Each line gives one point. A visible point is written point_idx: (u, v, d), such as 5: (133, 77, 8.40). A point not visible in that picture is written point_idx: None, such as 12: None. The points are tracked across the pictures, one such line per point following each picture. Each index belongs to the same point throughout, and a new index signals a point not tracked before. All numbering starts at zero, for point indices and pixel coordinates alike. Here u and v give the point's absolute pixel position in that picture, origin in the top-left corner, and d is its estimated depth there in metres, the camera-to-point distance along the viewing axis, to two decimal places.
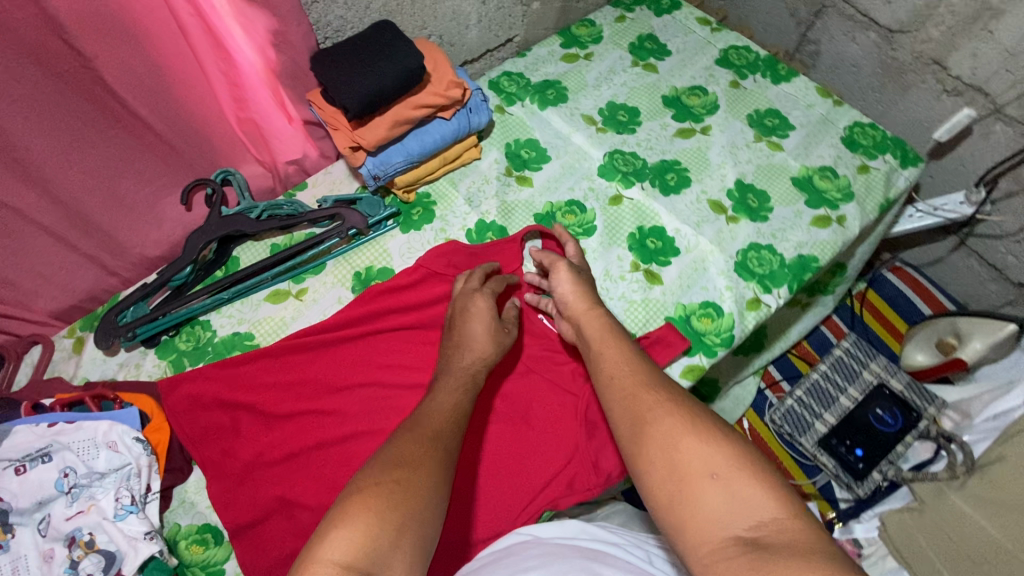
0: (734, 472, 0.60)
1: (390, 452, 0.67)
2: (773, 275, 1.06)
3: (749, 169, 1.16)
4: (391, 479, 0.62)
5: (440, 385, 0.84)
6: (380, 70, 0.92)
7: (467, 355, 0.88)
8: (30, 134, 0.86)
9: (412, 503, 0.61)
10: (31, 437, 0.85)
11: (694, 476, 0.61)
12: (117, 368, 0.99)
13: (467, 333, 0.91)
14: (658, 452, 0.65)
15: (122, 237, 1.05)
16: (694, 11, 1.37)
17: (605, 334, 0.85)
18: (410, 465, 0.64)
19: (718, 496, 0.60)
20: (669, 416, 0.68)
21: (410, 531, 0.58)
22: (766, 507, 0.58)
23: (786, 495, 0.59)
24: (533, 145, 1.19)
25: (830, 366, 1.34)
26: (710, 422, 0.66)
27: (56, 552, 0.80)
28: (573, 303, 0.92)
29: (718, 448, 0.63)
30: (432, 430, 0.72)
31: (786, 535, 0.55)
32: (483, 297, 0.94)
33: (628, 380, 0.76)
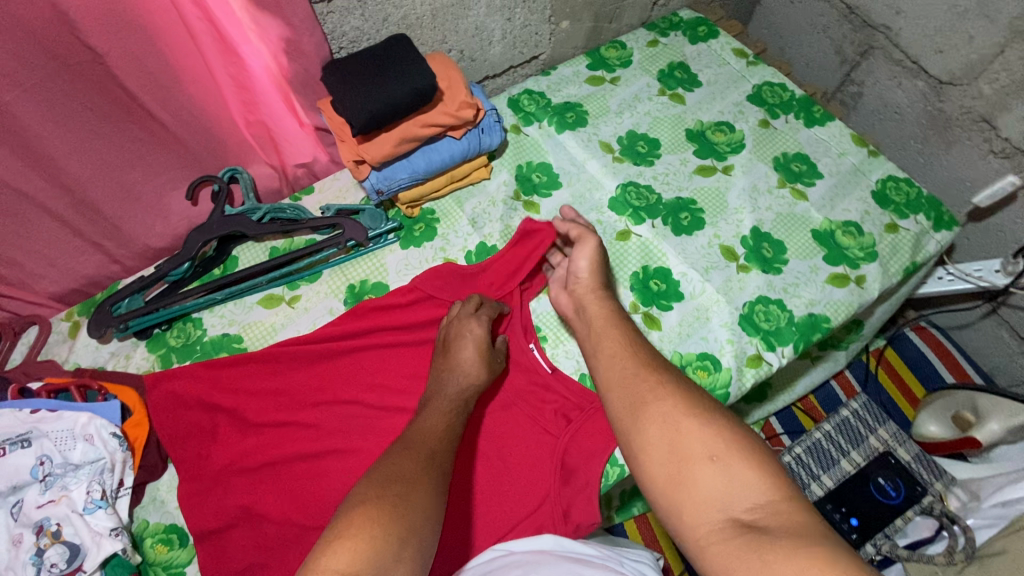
0: (733, 456, 0.65)
1: (389, 468, 0.70)
2: (779, 332, 1.01)
3: (768, 216, 1.11)
4: (393, 494, 0.65)
5: (436, 397, 0.86)
6: (388, 87, 0.91)
7: (456, 379, 0.88)
8: (41, 125, 0.87)
9: (411, 518, 0.63)
10: (13, 421, 0.87)
11: (694, 459, 0.66)
12: (108, 357, 1.01)
13: (459, 355, 0.91)
14: (660, 437, 0.69)
15: (127, 227, 1.06)
16: (732, 42, 1.31)
17: (608, 318, 0.89)
18: (409, 484, 0.68)
19: (717, 477, 0.64)
20: (669, 399, 0.72)
21: (411, 543, 0.61)
22: (762, 488, 0.62)
23: (782, 478, 0.63)
24: (545, 170, 1.16)
25: (836, 426, 1.28)
26: (708, 407, 0.71)
27: (25, 538, 0.81)
28: (583, 289, 0.95)
29: (719, 432, 0.67)
30: (426, 450, 0.75)
31: (780, 515, 0.60)
32: (477, 323, 0.94)
33: (629, 367, 0.79)
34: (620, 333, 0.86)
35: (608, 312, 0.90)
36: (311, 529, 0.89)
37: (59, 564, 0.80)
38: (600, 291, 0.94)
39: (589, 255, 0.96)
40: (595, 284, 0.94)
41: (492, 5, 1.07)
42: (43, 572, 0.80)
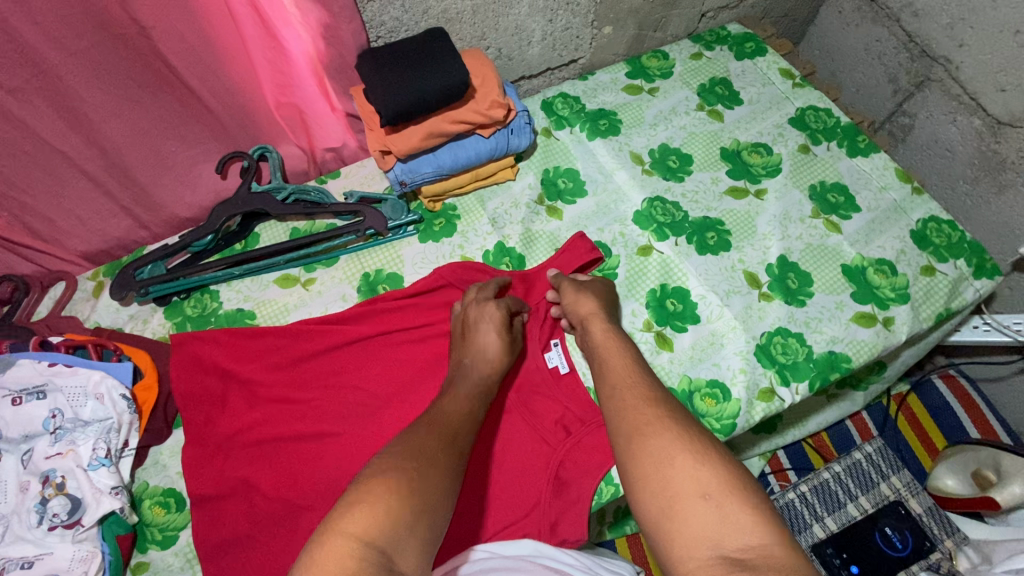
0: (727, 495, 0.62)
1: (409, 443, 0.70)
2: (796, 367, 0.98)
3: (797, 246, 1.07)
4: (413, 466, 0.66)
5: (455, 382, 0.86)
6: (421, 81, 0.90)
7: (479, 364, 0.89)
8: (83, 89, 0.90)
9: (431, 495, 0.64)
10: (31, 372, 0.90)
11: (686, 496, 0.63)
12: (128, 319, 1.04)
13: (482, 342, 0.91)
14: (652, 470, 0.66)
15: (157, 195, 1.09)
16: (779, 61, 1.27)
17: (612, 340, 0.89)
18: (428, 460, 0.68)
19: (709, 516, 0.61)
20: (666, 431, 0.69)
21: (426, 519, 0.62)
22: (755, 531, 0.59)
23: (780, 525, 0.60)
24: (572, 176, 1.14)
25: (846, 469, 1.23)
26: (707, 443, 0.67)
27: (31, 485, 0.85)
28: (582, 312, 0.93)
29: (713, 470, 0.64)
30: (450, 429, 0.75)
31: (775, 560, 0.56)
32: (495, 305, 0.94)
33: (631, 395, 0.77)
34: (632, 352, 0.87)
35: (614, 338, 0.89)
36: (302, 509, 0.89)
37: (61, 515, 0.83)
38: (602, 315, 0.92)
39: (594, 295, 0.96)
40: (595, 308, 0.93)
41: (534, 6, 1.05)
42: (46, 520, 0.83)
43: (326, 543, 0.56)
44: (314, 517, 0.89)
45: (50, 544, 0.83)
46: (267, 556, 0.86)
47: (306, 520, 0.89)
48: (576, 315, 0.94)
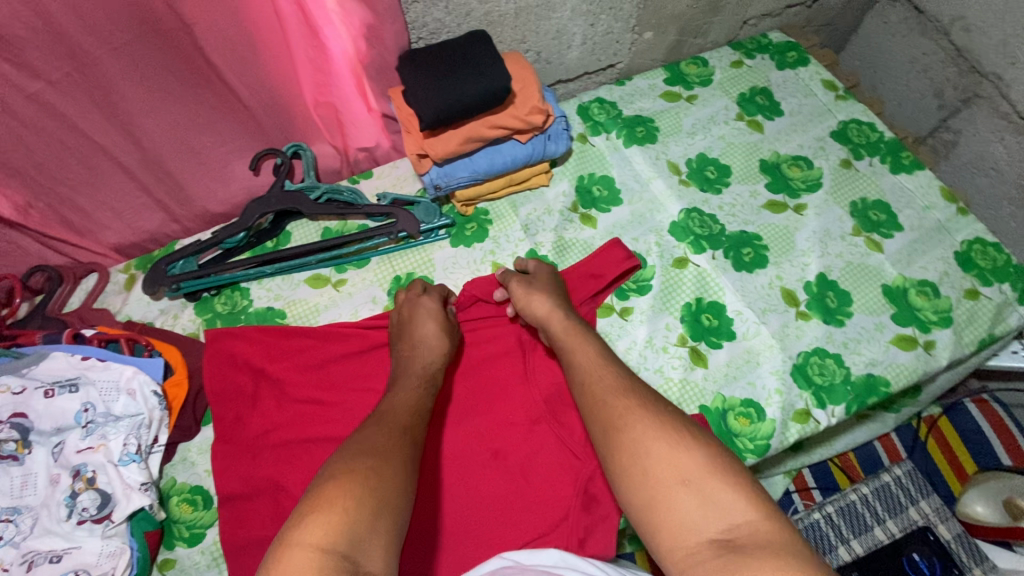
0: (704, 477, 0.65)
1: (359, 444, 0.70)
2: (832, 388, 0.96)
3: (837, 264, 1.05)
4: (362, 465, 0.66)
5: (398, 379, 0.85)
6: (462, 86, 0.89)
7: (420, 357, 0.88)
8: (124, 83, 0.90)
9: (386, 490, 0.65)
10: (64, 365, 0.90)
11: (665, 483, 0.65)
12: (158, 313, 1.04)
13: (420, 330, 0.91)
14: (629, 462, 0.69)
15: (190, 190, 1.09)
16: (821, 72, 1.24)
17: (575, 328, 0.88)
18: (380, 457, 0.68)
19: (691, 500, 0.64)
20: (638, 420, 0.71)
21: (384, 515, 0.63)
22: (738, 510, 0.62)
23: (758, 497, 0.63)
24: (607, 184, 1.12)
25: (873, 491, 1.21)
26: (680, 426, 0.70)
27: (62, 478, 0.85)
28: (539, 313, 0.91)
29: (688, 453, 0.67)
30: (399, 424, 0.75)
31: (758, 537, 0.60)
32: (430, 299, 0.94)
33: (605, 388, 0.78)
34: (591, 344, 0.86)
35: (572, 327, 0.89)
36: None
37: (90, 510, 0.84)
38: (556, 305, 0.91)
39: (549, 289, 0.94)
40: (544, 296, 0.92)
41: (577, 10, 1.03)
42: (75, 514, 0.84)
43: (289, 556, 0.57)
44: None
45: (78, 538, 0.83)
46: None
47: None
48: (532, 314, 0.92)
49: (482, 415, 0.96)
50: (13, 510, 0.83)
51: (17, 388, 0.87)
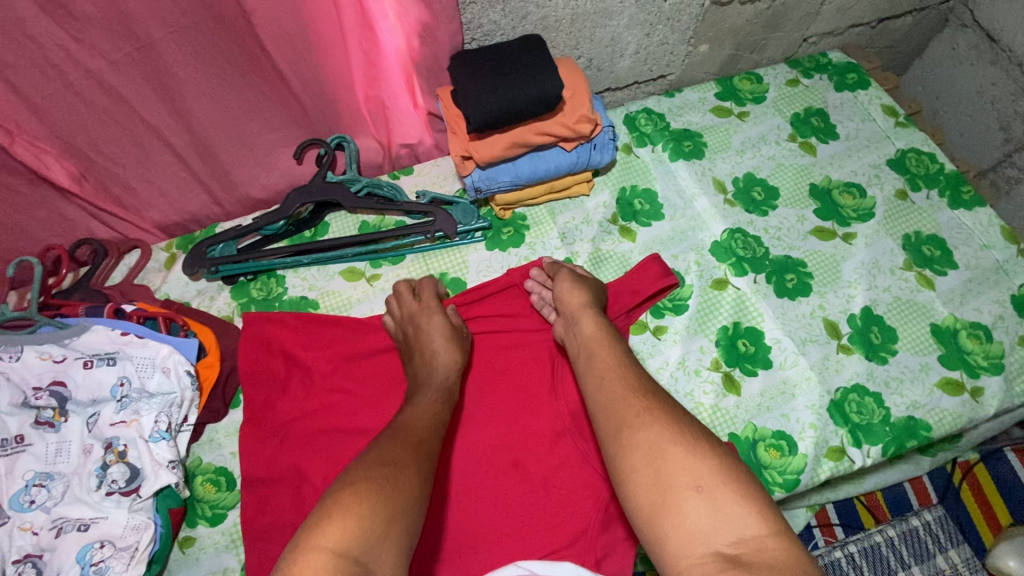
0: (718, 487, 0.63)
1: (377, 452, 0.70)
2: (870, 429, 0.92)
3: (884, 298, 1.01)
4: (381, 474, 0.66)
5: (417, 393, 0.84)
6: (513, 90, 0.88)
7: (436, 373, 0.87)
8: (181, 65, 0.91)
9: (401, 501, 0.64)
10: (104, 339, 0.92)
11: (677, 489, 0.64)
12: (195, 294, 1.06)
13: (437, 346, 0.89)
14: (643, 462, 0.67)
15: (234, 174, 1.11)
16: (882, 96, 1.19)
17: (601, 335, 0.86)
18: (395, 466, 0.68)
19: (702, 510, 0.62)
20: (656, 423, 0.70)
21: (399, 523, 0.62)
22: (749, 523, 0.60)
23: (769, 512, 0.61)
24: (649, 197, 1.09)
25: (900, 535, 1.18)
26: (697, 433, 0.68)
27: (94, 449, 0.88)
28: (572, 306, 0.91)
29: (704, 461, 0.65)
30: (414, 435, 0.75)
31: (766, 554, 0.58)
32: (434, 313, 0.93)
33: (621, 389, 0.76)
34: (619, 349, 0.84)
35: (604, 330, 0.87)
36: None
37: (119, 482, 0.86)
38: (593, 308, 0.90)
39: (589, 290, 0.93)
40: (585, 302, 0.91)
41: (634, 19, 1.01)
42: (104, 485, 0.86)
43: (303, 560, 0.56)
44: None
45: (106, 508, 0.85)
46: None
47: None
48: (564, 307, 0.92)
49: (501, 422, 0.94)
50: (47, 475, 0.87)
51: (59, 357, 0.90)
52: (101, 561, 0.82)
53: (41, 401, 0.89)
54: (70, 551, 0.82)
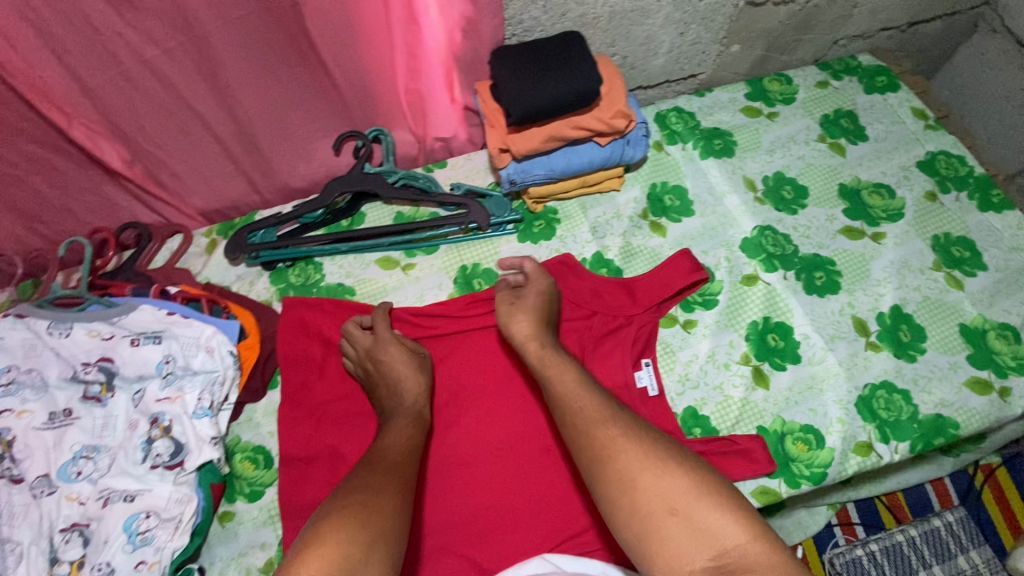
0: (694, 504, 0.64)
1: (350, 482, 0.70)
2: (897, 425, 0.93)
3: (913, 297, 1.02)
4: (353, 503, 0.66)
5: (390, 420, 0.85)
6: (553, 84, 0.90)
7: (406, 398, 0.88)
8: (230, 55, 0.95)
9: (375, 528, 0.64)
10: (151, 318, 0.96)
11: (655, 513, 0.64)
12: (235, 279, 1.09)
13: (403, 373, 0.90)
14: (619, 490, 0.67)
15: (274, 163, 1.14)
16: (912, 100, 1.20)
17: (543, 349, 0.86)
18: (372, 492, 0.68)
19: (683, 531, 0.62)
20: (624, 446, 0.70)
21: (375, 550, 0.62)
22: (728, 534, 0.62)
23: (748, 519, 0.63)
24: (679, 193, 1.11)
25: (921, 534, 1.19)
26: (666, 451, 0.69)
27: (140, 424, 0.91)
28: (518, 337, 0.88)
29: (677, 480, 0.66)
30: (381, 459, 0.75)
31: (748, 561, 0.60)
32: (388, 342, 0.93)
33: (587, 411, 0.74)
34: (577, 371, 0.82)
35: (543, 346, 0.86)
36: None
37: (163, 456, 0.89)
38: (531, 319, 0.89)
39: (530, 314, 0.90)
40: (523, 314, 0.90)
41: (670, 18, 1.03)
42: (149, 458, 0.89)
43: None
44: None
45: (150, 481, 0.88)
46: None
47: None
48: (512, 338, 0.88)
49: (515, 415, 0.97)
50: (94, 448, 0.90)
51: (107, 335, 0.94)
52: (147, 531, 0.84)
53: (90, 375, 0.92)
54: (117, 520, 0.85)
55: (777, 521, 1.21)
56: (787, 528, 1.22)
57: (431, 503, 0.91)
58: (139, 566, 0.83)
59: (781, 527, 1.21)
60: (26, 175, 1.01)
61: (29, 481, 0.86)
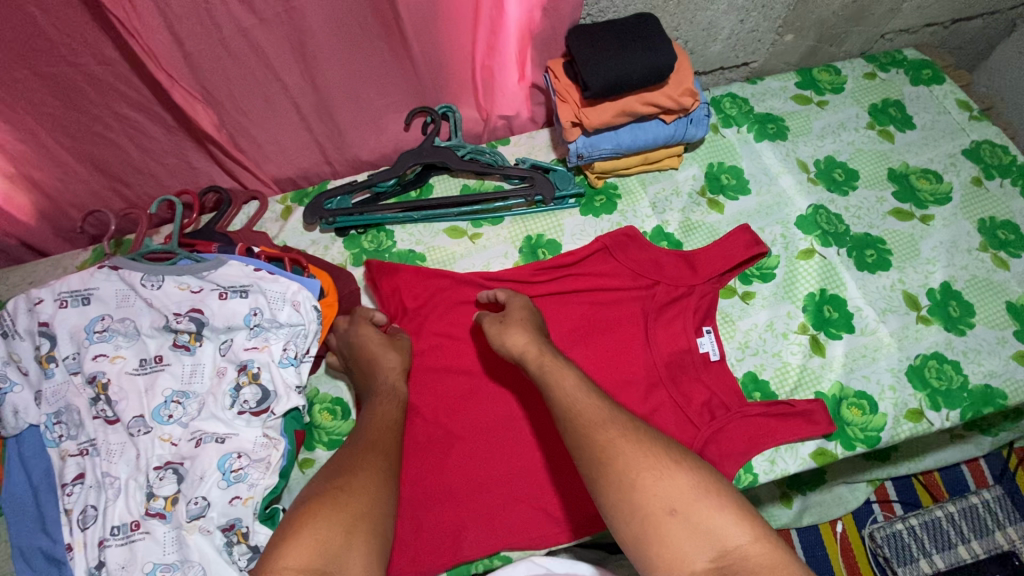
0: (691, 507, 0.67)
1: (336, 467, 0.76)
2: (949, 393, 0.97)
3: (961, 275, 1.06)
4: (334, 487, 0.72)
5: (369, 399, 0.89)
6: (630, 60, 0.95)
7: (383, 375, 0.91)
8: (320, 29, 0.99)
9: (359, 511, 0.70)
10: (238, 273, 0.99)
11: (655, 515, 0.67)
12: (310, 243, 1.14)
13: (376, 353, 0.93)
14: (619, 494, 0.70)
15: (347, 135, 1.19)
16: (957, 92, 1.25)
17: (535, 348, 0.89)
18: (348, 476, 0.74)
19: (681, 531, 0.66)
20: (622, 446, 0.73)
21: (359, 528, 0.68)
22: (728, 535, 0.65)
23: (749, 516, 0.67)
24: (735, 173, 1.16)
25: (960, 511, 1.23)
26: (665, 454, 0.72)
27: (228, 371, 0.96)
28: (516, 348, 0.90)
29: (673, 483, 0.69)
30: (375, 442, 0.80)
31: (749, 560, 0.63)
32: (364, 327, 0.96)
33: (586, 415, 0.77)
34: (575, 374, 0.84)
35: (535, 346, 0.89)
36: (460, 437, 0.98)
37: (250, 402, 0.94)
38: (524, 327, 0.92)
39: (521, 327, 0.93)
40: (516, 323, 0.93)
41: (733, 4, 1.09)
42: (237, 405, 0.94)
43: None
44: (465, 447, 0.98)
45: (237, 426, 0.93)
46: (426, 472, 0.96)
47: (458, 451, 0.97)
48: (509, 350, 0.91)
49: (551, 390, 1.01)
50: (183, 394, 0.95)
51: (196, 288, 0.99)
52: (240, 469, 0.90)
53: (181, 325, 0.96)
54: (210, 459, 0.90)
55: (819, 495, 1.25)
56: (828, 502, 1.25)
57: (506, 454, 0.98)
58: (234, 500, 0.88)
59: (822, 501, 1.25)
60: (117, 138, 1.08)
61: (125, 421, 0.92)
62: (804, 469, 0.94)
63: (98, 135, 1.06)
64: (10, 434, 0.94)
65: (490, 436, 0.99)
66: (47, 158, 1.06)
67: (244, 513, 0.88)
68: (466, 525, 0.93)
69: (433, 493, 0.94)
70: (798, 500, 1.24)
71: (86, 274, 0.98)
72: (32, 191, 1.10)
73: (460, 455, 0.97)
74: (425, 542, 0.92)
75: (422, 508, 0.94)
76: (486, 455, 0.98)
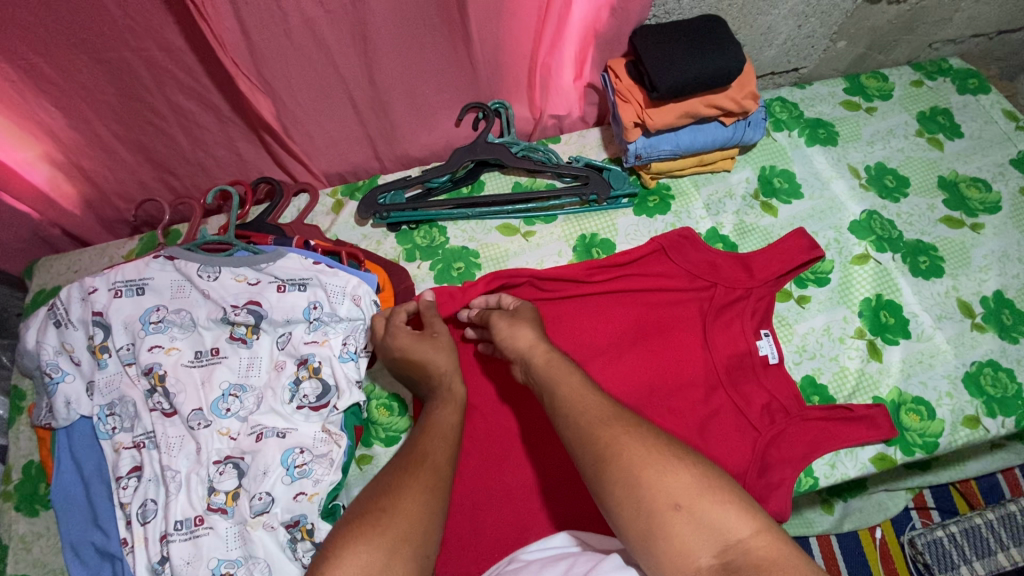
0: (696, 500, 0.62)
1: (378, 479, 0.67)
2: (1005, 401, 0.98)
3: (1014, 284, 1.07)
4: (377, 506, 0.62)
5: (429, 405, 0.79)
6: (699, 62, 0.96)
7: (439, 379, 0.81)
8: (386, 25, 0.97)
9: (408, 531, 0.61)
10: (298, 266, 0.98)
11: (657, 511, 0.62)
12: (362, 238, 1.13)
13: (427, 357, 0.82)
14: (620, 488, 0.64)
15: (400, 131, 1.18)
16: (1003, 102, 1.26)
17: (542, 344, 0.82)
18: (391, 494, 0.64)
19: (686, 528, 0.61)
20: (625, 436, 0.67)
21: (404, 550, 0.59)
22: (732, 528, 0.61)
23: (755, 509, 0.62)
24: (787, 177, 1.17)
25: (999, 518, 1.23)
26: (667, 444, 0.67)
27: (287, 366, 0.95)
28: (522, 345, 0.83)
29: (675, 475, 0.64)
30: (420, 449, 0.69)
31: (762, 553, 0.59)
32: (400, 332, 0.85)
33: (592, 412, 0.71)
34: (580, 373, 0.77)
35: (543, 345, 0.82)
36: (517, 435, 0.99)
37: (310, 397, 0.93)
38: (531, 323, 0.85)
39: (528, 323, 0.86)
40: (519, 320, 0.86)
41: (794, 10, 1.09)
42: (296, 399, 0.93)
43: None
44: (523, 447, 0.98)
45: (297, 421, 0.92)
46: (486, 470, 0.97)
47: (516, 450, 0.98)
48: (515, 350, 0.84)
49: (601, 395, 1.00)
50: (241, 387, 0.94)
51: (253, 280, 0.97)
52: (304, 465, 0.89)
53: (239, 317, 0.95)
54: (273, 454, 0.89)
55: (859, 502, 1.25)
56: (868, 509, 1.25)
57: (566, 453, 0.97)
58: (299, 496, 0.88)
59: (862, 507, 1.25)
60: (169, 128, 1.05)
61: (184, 414, 0.90)
62: (862, 473, 0.95)
63: (151, 124, 1.04)
64: (61, 425, 0.92)
65: (549, 437, 0.99)
66: (97, 147, 1.05)
67: (309, 509, 0.88)
68: (528, 522, 0.94)
69: (490, 492, 0.95)
70: (838, 506, 1.24)
71: (140, 264, 0.96)
72: (80, 180, 1.10)
73: (517, 454, 0.98)
74: (484, 541, 0.92)
75: (482, 506, 0.94)
76: (545, 452, 0.98)
